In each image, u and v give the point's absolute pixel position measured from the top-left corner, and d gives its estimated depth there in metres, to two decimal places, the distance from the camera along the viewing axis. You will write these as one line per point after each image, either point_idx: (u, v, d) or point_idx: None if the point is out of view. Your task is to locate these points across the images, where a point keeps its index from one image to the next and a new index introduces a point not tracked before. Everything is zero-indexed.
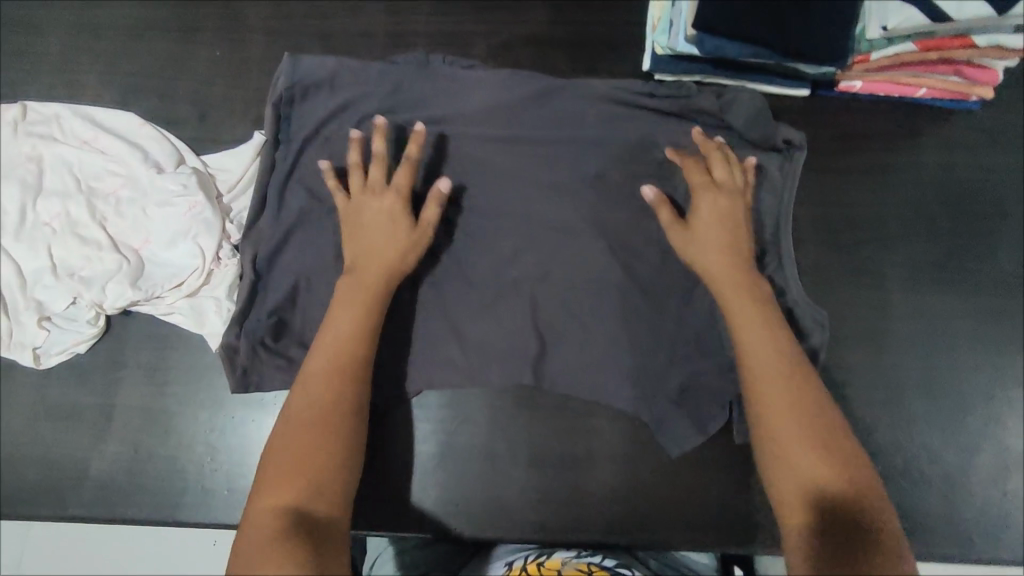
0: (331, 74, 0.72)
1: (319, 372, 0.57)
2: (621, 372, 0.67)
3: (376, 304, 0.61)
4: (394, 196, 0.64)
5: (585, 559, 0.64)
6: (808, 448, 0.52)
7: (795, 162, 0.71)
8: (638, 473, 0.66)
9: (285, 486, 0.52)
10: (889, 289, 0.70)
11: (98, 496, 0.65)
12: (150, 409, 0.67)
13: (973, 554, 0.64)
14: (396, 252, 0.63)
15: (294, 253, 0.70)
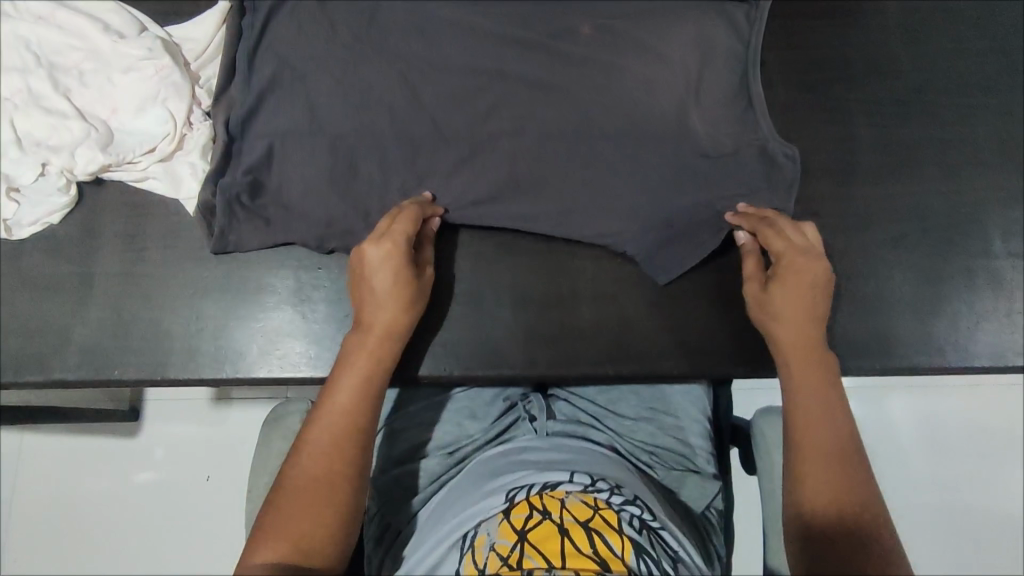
0: None
1: (336, 413, 0.57)
2: (598, 216, 0.67)
3: (390, 347, 0.60)
4: (390, 245, 0.61)
5: (590, 491, 0.64)
6: (834, 458, 0.57)
7: (760, 10, 0.68)
8: (620, 307, 0.67)
9: (277, 545, 0.52)
10: (854, 124, 0.72)
11: (83, 361, 0.65)
12: (130, 274, 0.67)
13: (940, 360, 0.67)
14: (402, 305, 0.61)
15: (266, 116, 0.66)
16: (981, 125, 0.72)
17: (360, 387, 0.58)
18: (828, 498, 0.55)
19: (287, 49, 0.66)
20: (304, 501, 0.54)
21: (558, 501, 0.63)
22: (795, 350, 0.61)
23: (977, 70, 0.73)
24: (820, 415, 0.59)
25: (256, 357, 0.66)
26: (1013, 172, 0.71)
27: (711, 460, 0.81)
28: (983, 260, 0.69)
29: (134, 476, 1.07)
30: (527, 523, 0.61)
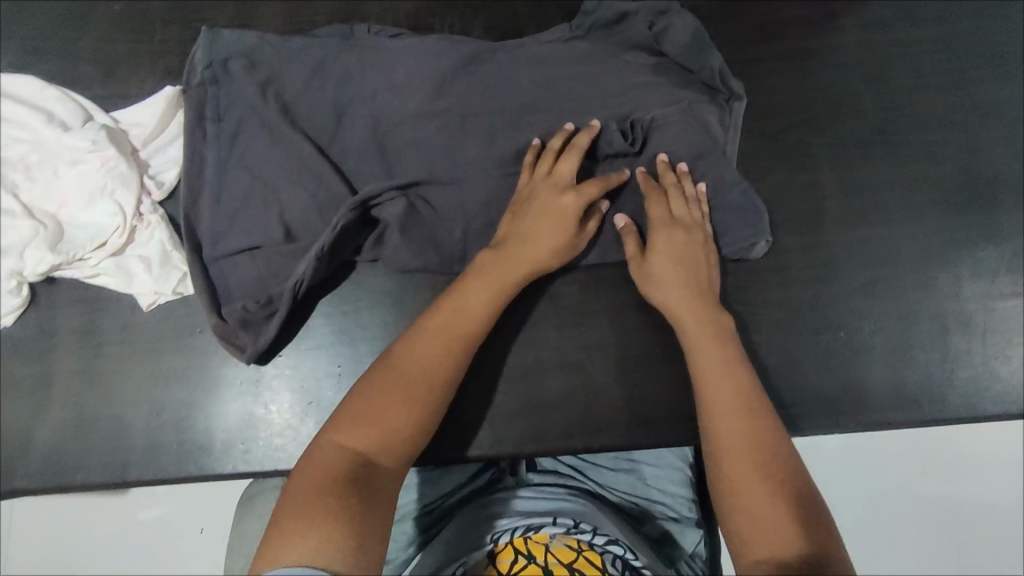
0: (252, 51, 0.68)
1: (442, 332, 0.57)
2: (568, 313, 0.68)
3: (513, 284, 0.61)
4: (574, 192, 0.63)
5: (574, 534, 0.67)
6: (762, 493, 0.50)
7: (733, 114, 0.69)
8: (585, 376, 0.66)
9: (357, 428, 0.52)
10: (816, 171, 0.70)
11: (45, 464, 0.64)
12: (88, 372, 0.66)
13: (913, 411, 0.66)
14: (557, 252, 0.63)
15: (230, 233, 0.65)
16: (946, 165, 0.70)
17: (472, 310, 0.59)
18: (767, 544, 0.47)
19: (254, 171, 0.66)
20: (382, 403, 0.53)
21: (543, 545, 0.66)
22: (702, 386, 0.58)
23: (940, 108, 0.72)
24: (735, 436, 0.54)
25: (219, 450, 0.65)
26: (982, 210, 0.70)
27: (691, 506, 0.79)
28: (953, 304, 0.68)
29: None
30: (513, 567, 0.65)
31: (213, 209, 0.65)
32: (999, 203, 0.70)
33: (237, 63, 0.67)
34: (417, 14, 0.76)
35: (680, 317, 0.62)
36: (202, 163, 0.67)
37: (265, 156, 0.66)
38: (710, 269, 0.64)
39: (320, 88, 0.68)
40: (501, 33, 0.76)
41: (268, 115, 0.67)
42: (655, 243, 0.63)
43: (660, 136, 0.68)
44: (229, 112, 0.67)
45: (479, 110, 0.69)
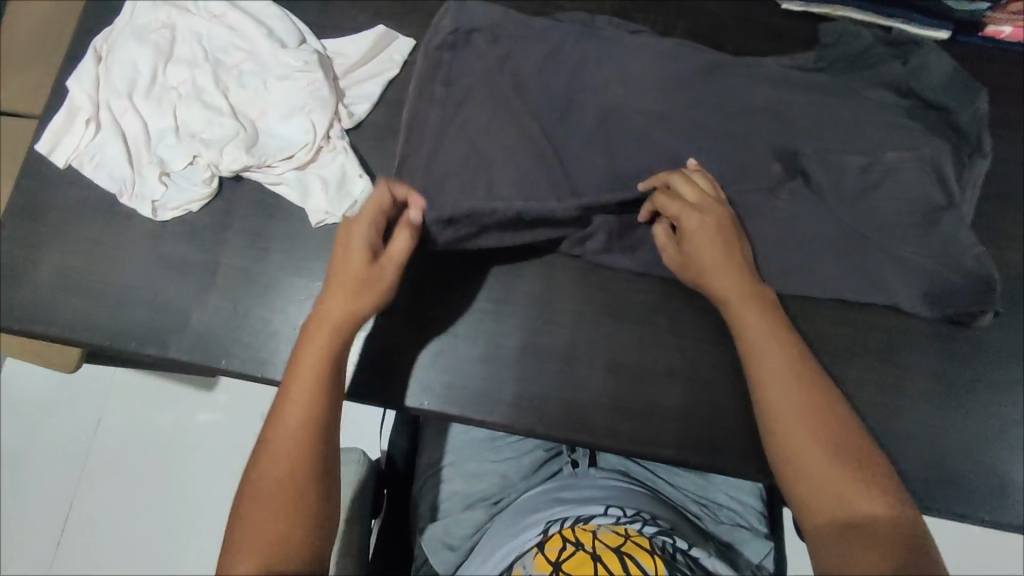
0: (494, 24, 0.72)
1: (289, 425, 0.55)
2: (711, 329, 0.67)
3: (336, 347, 0.58)
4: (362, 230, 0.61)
5: (622, 523, 0.61)
6: (829, 470, 0.51)
7: (975, 173, 0.67)
8: (714, 394, 0.65)
9: (257, 550, 0.50)
10: (1004, 251, 0.68)
11: (195, 343, 0.69)
12: (251, 271, 0.71)
13: None
14: (369, 282, 0.60)
15: (447, 191, 0.68)
16: None
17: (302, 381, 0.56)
18: (836, 524, 0.50)
19: (475, 137, 0.69)
20: (265, 516, 0.52)
21: (590, 532, 0.60)
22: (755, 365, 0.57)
23: None
24: (795, 411, 0.54)
25: None
26: None
27: (761, 519, 0.78)
28: None
29: (194, 415, 1.08)
30: (561, 554, 0.58)
31: (423, 164, 0.68)
32: None
33: (479, 36, 0.72)
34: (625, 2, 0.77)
35: (751, 340, 0.58)
36: (423, 120, 0.70)
37: (487, 126, 0.70)
38: (745, 251, 0.63)
39: (529, 62, 0.72)
40: (705, 41, 0.76)
41: (498, 86, 0.71)
42: (687, 224, 0.63)
43: (872, 185, 0.67)
44: (462, 74, 0.71)
45: (694, 119, 0.70)
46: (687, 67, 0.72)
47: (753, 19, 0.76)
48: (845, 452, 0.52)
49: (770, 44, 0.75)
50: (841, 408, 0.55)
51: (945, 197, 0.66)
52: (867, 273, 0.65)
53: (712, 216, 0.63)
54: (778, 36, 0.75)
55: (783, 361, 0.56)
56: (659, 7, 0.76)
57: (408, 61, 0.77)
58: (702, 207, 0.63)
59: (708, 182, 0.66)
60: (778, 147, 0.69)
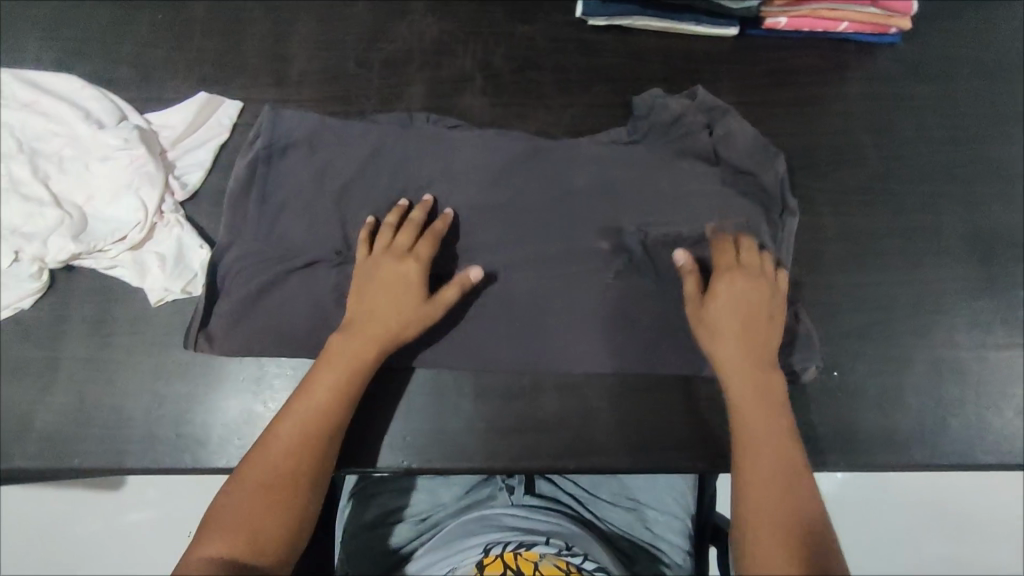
0: (308, 133, 0.74)
1: (302, 418, 0.59)
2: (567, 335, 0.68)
3: (366, 365, 0.62)
4: (409, 261, 0.65)
5: (563, 555, 0.62)
6: (770, 515, 0.54)
7: (785, 228, 0.71)
8: (579, 398, 0.67)
9: (229, 537, 0.53)
10: (818, 217, 0.73)
11: (43, 447, 0.65)
12: (95, 361, 0.68)
13: (903, 455, 0.65)
14: (415, 297, 0.64)
15: (277, 300, 0.68)
16: (943, 218, 0.73)
17: (322, 404, 0.60)
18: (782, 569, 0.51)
19: (301, 229, 0.71)
20: (246, 513, 0.54)
21: (532, 563, 0.61)
22: (738, 423, 0.60)
23: (937, 168, 0.75)
24: (760, 465, 0.57)
25: (211, 447, 0.66)
26: (977, 262, 0.71)
27: (683, 557, 0.76)
28: (944, 352, 0.68)
29: (123, 516, 0.96)
30: None
31: (243, 284, 0.69)
32: (992, 258, 0.71)
33: (295, 150, 0.73)
34: (442, 36, 0.79)
35: (737, 400, 0.61)
36: (242, 218, 0.71)
37: (308, 220, 0.71)
38: (773, 326, 0.64)
39: (347, 135, 0.74)
40: (520, 61, 0.79)
41: (319, 184, 0.72)
42: (720, 289, 0.65)
43: (683, 182, 0.73)
44: (279, 186, 0.72)
45: (517, 142, 0.74)
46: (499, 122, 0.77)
47: (563, 38, 0.79)
48: (809, 554, 0.51)
49: (586, 59, 0.79)
50: (804, 499, 0.55)
51: (744, 188, 0.73)
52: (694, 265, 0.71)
53: (750, 279, 0.65)
54: (589, 49, 0.79)
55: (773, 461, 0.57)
56: (475, 36, 0.79)
57: (238, 123, 0.76)
58: (746, 270, 0.66)
59: (761, 261, 0.67)
60: (597, 157, 0.74)
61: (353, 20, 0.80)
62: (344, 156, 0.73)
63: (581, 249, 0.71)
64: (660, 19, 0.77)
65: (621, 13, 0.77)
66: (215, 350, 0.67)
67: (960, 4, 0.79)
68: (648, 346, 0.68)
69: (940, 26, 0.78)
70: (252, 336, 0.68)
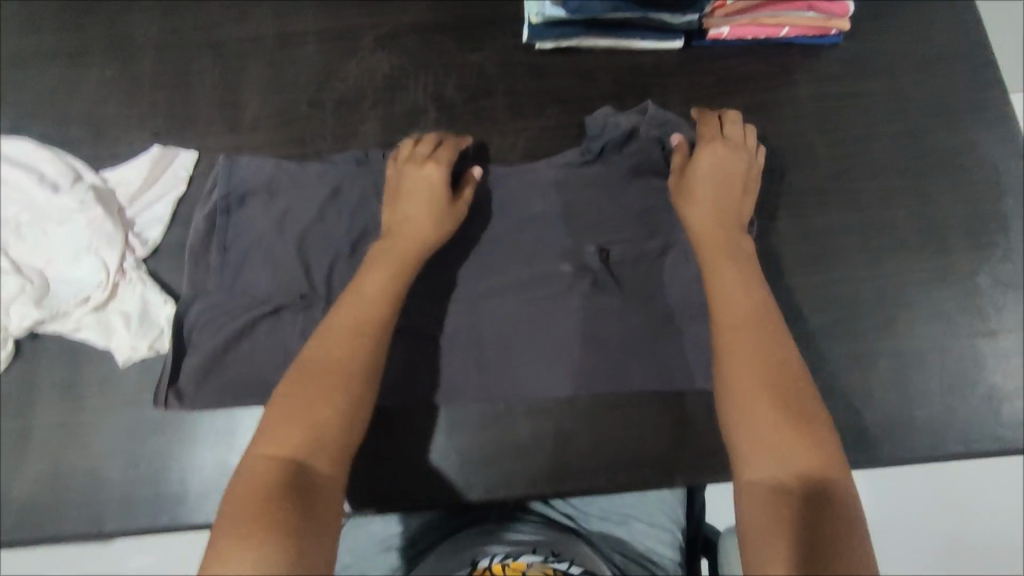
0: (264, 179, 0.74)
1: (342, 328, 0.60)
2: (538, 359, 0.69)
3: (407, 268, 0.65)
4: (432, 163, 0.70)
5: (550, 562, 0.64)
6: (766, 406, 0.53)
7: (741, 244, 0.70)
8: (553, 421, 0.67)
9: (285, 437, 0.52)
10: (776, 220, 0.74)
11: (21, 518, 0.65)
12: (67, 426, 0.67)
13: (876, 451, 0.66)
14: (439, 206, 0.68)
15: (248, 350, 0.69)
16: (898, 211, 0.74)
17: (365, 310, 0.61)
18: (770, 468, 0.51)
19: (266, 276, 0.71)
20: (300, 410, 0.54)
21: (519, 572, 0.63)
22: (721, 307, 0.60)
23: (890, 161, 0.75)
24: (751, 350, 0.56)
25: (191, 503, 0.66)
26: (935, 252, 0.72)
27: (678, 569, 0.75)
28: (908, 346, 0.69)
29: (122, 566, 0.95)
30: None
31: (212, 334, 0.69)
32: (949, 247, 0.72)
33: (254, 197, 0.74)
34: (393, 71, 0.80)
35: (722, 282, 0.61)
36: (207, 269, 0.72)
37: (273, 267, 0.71)
38: (750, 196, 0.69)
39: (304, 179, 0.74)
40: (473, 91, 0.79)
41: (281, 229, 0.72)
42: (704, 156, 0.69)
43: (640, 199, 0.74)
44: (240, 235, 0.72)
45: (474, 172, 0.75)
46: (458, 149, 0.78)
47: (513, 63, 0.80)
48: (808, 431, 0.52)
49: (535, 83, 0.80)
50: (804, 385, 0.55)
51: None
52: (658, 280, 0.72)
53: (734, 153, 0.69)
54: (539, 72, 0.80)
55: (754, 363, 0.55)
56: (426, 68, 0.80)
57: (194, 174, 0.76)
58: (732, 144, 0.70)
59: (743, 133, 0.71)
60: (554, 181, 0.75)
61: (304, 63, 0.80)
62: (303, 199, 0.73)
63: (545, 272, 0.72)
64: (606, 37, 0.77)
65: (567, 34, 0.77)
66: (193, 404, 0.67)
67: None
68: (619, 365, 0.69)
69: (881, 22, 0.80)
70: (225, 388, 0.68)
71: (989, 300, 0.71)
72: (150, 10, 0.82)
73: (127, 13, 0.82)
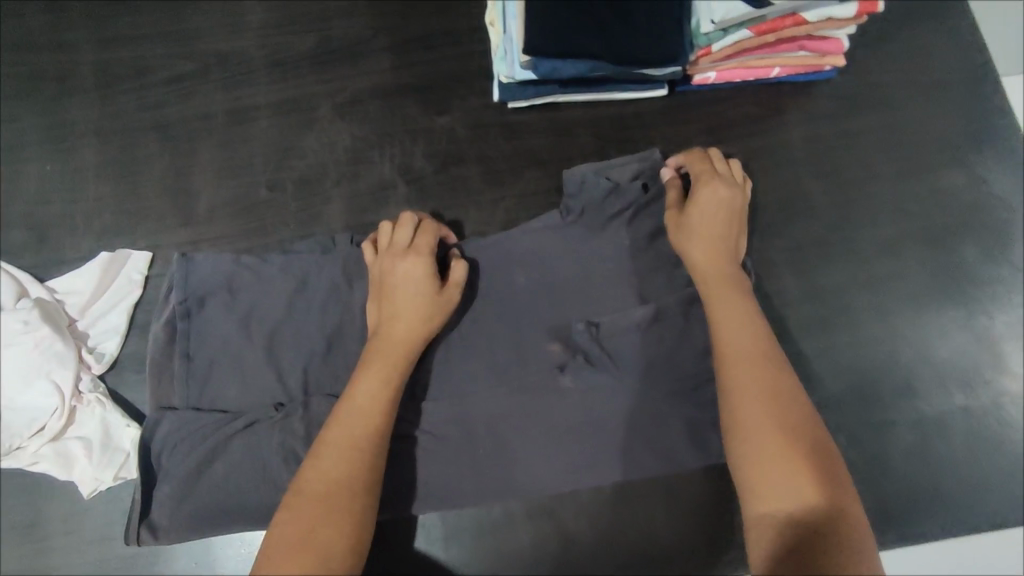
0: (226, 278, 0.68)
1: (339, 429, 0.55)
2: (538, 456, 0.63)
3: (400, 364, 0.59)
4: (418, 253, 0.63)
5: None
6: (779, 441, 0.49)
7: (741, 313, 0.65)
8: (556, 522, 0.63)
9: (294, 562, 0.47)
10: (778, 280, 0.69)
11: None
12: (32, 570, 0.62)
13: (898, 529, 0.62)
14: (432, 289, 0.62)
15: (219, 472, 0.61)
16: (906, 262, 0.69)
17: (366, 409, 0.56)
18: (781, 506, 0.47)
19: (240, 384, 0.65)
20: (308, 529, 0.49)
21: None
22: (722, 333, 0.55)
23: (894, 206, 0.71)
24: (755, 381, 0.52)
25: None
26: (949, 303, 0.68)
27: None
28: (927, 409, 0.65)
29: None
30: None
31: (184, 457, 0.62)
32: (963, 296, 0.68)
33: (214, 299, 0.67)
34: (356, 142, 0.74)
35: (722, 313, 0.56)
36: (170, 377, 0.66)
37: (243, 373, 0.65)
38: (740, 235, 0.63)
39: (270, 273, 0.68)
40: (445, 158, 0.74)
41: (250, 331, 0.67)
42: (699, 197, 0.63)
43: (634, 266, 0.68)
44: (203, 342, 0.66)
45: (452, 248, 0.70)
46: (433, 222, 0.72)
47: (485, 125, 0.75)
48: (827, 471, 0.48)
49: (509, 144, 0.74)
50: (806, 413, 0.51)
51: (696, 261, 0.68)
52: (662, 351, 0.64)
53: (726, 188, 0.64)
54: (514, 131, 0.74)
55: (762, 404, 0.51)
56: (392, 136, 0.74)
57: (150, 275, 0.71)
58: (727, 181, 0.64)
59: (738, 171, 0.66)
60: (537, 254, 0.69)
61: (260, 141, 0.75)
62: (271, 296, 0.67)
63: (539, 355, 0.66)
64: (584, 92, 0.72)
65: (541, 93, 0.72)
66: (175, 536, 0.61)
67: (888, 27, 0.75)
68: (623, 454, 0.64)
69: (874, 53, 0.75)
70: (200, 514, 0.61)
71: (1007, 352, 0.67)
72: (89, 93, 0.76)
73: (63, 98, 0.76)
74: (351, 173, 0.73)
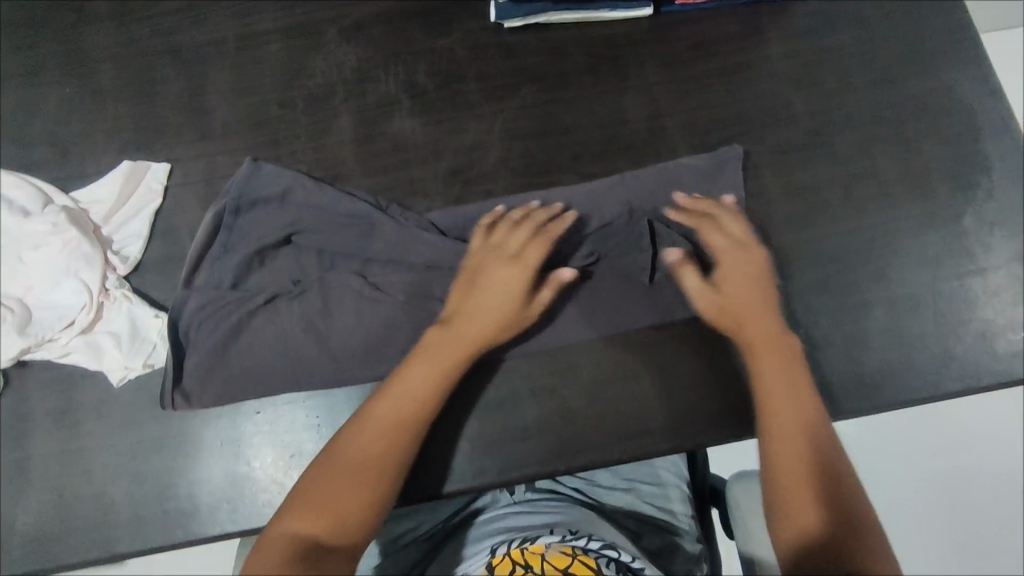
0: (282, 191, 0.71)
1: (390, 409, 0.59)
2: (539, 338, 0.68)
3: (460, 360, 0.62)
4: (521, 266, 0.65)
5: (568, 541, 0.60)
6: (807, 463, 0.57)
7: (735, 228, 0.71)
8: (559, 399, 0.67)
9: (311, 517, 0.54)
10: (760, 180, 0.74)
11: (32, 548, 0.64)
12: (66, 454, 0.66)
13: (874, 397, 0.67)
14: (512, 304, 0.64)
15: (246, 347, 0.67)
16: (878, 162, 0.74)
17: (417, 395, 0.60)
18: (809, 521, 0.54)
19: (269, 276, 0.70)
20: (329, 489, 0.55)
21: (538, 555, 0.59)
22: (749, 341, 0.64)
23: (867, 112, 0.76)
24: (785, 404, 0.60)
25: (203, 516, 0.65)
26: (919, 198, 0.73)
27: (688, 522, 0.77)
28: (899, 291, 0.70)
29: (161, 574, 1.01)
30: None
31: (212, 333, 0.67)
32: (932, 191, 0.73)
33: (265, 206, 0.71)
34: (360, 63, 0.79)
35: (758, 344, 0.63)
36: (202, 263, 0.70)
37: (267, 263, 0.70)
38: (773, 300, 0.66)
39: (319, 194, 0.71)
40: (446, 75, 0.78)
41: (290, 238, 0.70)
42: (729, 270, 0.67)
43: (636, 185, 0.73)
44: (241, 238, 0.70)
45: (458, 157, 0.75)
46: (437, 134, 0.76)
47: (482, 45, 0.79)
48: (841, 496, 0.55)
49: (506, 62, 0.79)
50: (832, 445, 0.58)
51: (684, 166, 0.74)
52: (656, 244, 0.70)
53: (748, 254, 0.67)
54: (510, 51, 0.79)
55: (785, 393, 0.61)
56: (395, 57, 0.79)
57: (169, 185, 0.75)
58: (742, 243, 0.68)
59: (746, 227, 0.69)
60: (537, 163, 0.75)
61: (270, 63, 0.79)
62: (313, 209, 0.71)
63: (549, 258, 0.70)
64: (575, 10, 0.78)
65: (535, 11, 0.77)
66: (200, 404, 0.67)
67: None
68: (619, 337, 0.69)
69: None
70: (230, 382, 0.67)
71: (975, 239, 0.72)
72: (103, 21, 0.80)
73: (79, 26, 0.80)
74: (358, 91, 0.78)
